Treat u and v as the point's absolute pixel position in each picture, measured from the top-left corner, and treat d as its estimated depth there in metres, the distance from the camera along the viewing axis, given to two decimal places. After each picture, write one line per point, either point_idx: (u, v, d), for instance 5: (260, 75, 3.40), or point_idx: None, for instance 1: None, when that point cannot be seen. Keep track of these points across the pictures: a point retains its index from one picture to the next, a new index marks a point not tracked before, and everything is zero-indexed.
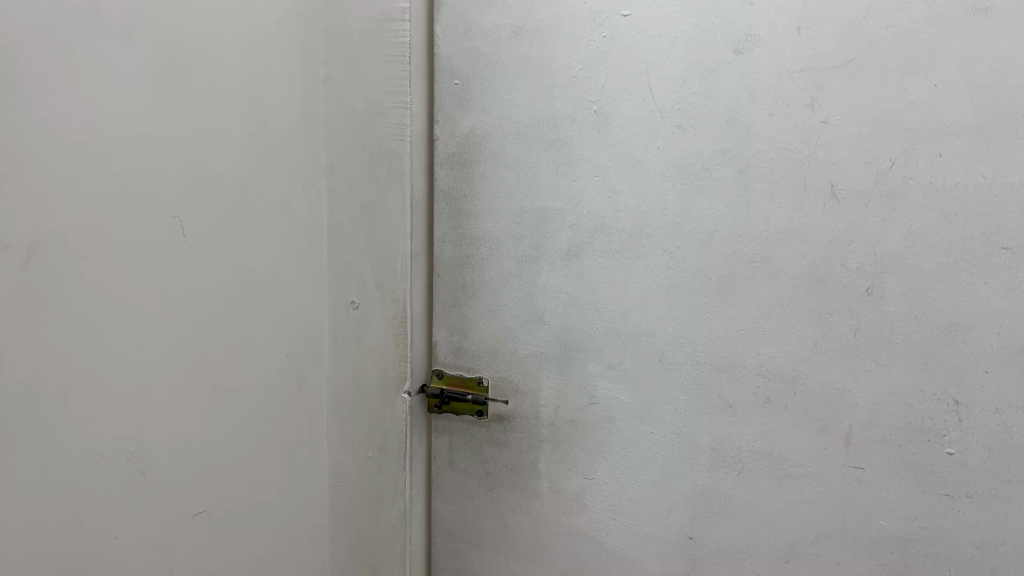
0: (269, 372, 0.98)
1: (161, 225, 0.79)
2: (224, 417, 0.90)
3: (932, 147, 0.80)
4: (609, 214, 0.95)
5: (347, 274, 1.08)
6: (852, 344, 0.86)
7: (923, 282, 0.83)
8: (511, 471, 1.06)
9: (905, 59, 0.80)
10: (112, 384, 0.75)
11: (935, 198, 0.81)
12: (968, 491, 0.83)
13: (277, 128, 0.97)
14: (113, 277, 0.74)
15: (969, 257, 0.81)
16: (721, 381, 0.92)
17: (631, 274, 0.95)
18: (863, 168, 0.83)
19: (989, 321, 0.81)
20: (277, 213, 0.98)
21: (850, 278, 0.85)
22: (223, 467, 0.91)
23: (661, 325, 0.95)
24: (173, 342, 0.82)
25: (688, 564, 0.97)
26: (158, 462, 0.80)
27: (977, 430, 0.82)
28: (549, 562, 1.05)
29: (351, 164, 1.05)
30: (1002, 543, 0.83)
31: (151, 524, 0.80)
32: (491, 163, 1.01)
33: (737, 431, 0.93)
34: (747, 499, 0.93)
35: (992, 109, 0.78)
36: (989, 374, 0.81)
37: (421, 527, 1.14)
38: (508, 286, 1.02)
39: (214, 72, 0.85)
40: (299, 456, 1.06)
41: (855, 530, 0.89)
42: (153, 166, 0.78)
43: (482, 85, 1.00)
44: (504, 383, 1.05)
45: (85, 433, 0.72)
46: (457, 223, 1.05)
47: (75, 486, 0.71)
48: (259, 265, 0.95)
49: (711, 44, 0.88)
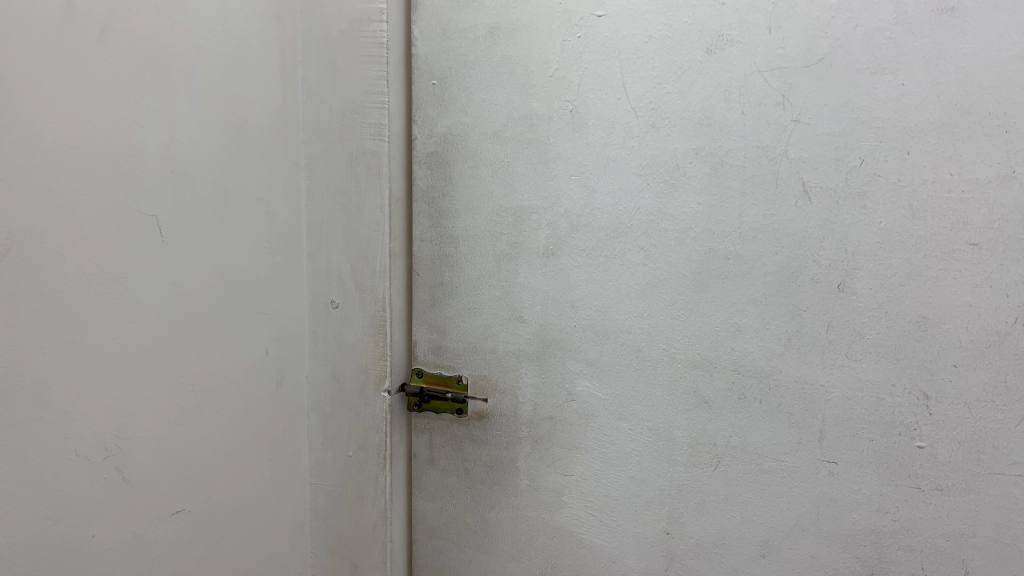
0: (249, 370, 0.98)
1: (138, 224, 0.79)
2: (202, 415, 0.91)
3: (901, 145, 0.82)
4: (586, 213, 0.96)
5: (327, 273, 1.08)
6: (824, 339, 0.88)
7: (893, 278, 0.84)
8: (491, 469, 1.07)
9: (873, 59, 0.81)
10: (89, 382, 0.75)
11: (903, 195, 0.82)
12: (939, 484, 0.85)
13: (255, 127, 0.97)
14: (88, 275, 0.74)
15: (937, 253, 0.82)
16: (697, 377, 0.94)
17: (608, 272, 0.96)
18: (833, 165, 0.84)
19: (957, 316, 0.82)
20: (255, 212, 0.98)
21: (822, 275, 0.87)
22: (202, 466, 0.91)
23: (638, 322, 0.96)
24: (150, 342, 0.82)
25: (666, 559, 0.98)
26: (136, 460, 0.81)
27: (947, 423, 0.84)
28: (529, 559, 1.06)
29: (329, 164, 1.06)
30: (972, 535, 0.84)
31: (129, 523, 0.80)
32: (469, 162, 1.02)
33: (713, 426, 0.94)
34: (723, 494, 0.94)
35: (959, 106, 0.79)
36: (958, 368, 0.83)
37: (401, 529, 1.13)
38: (487, 285, 1.03)
39: (192, 71, 0.85)
40: (278, 454, 1.06)
41: (829, 524, 0.90)
42: (129, 165, 0.78)
43: (459, 85, 1.01)
44: (483, 381, 1.05)
45: (61, 432, 0.72)
46: (436, 222, 1.05)
47: (52, 484, 0.71)
48: (237, 265, 0.95)
49: (684, 44, 0.89)
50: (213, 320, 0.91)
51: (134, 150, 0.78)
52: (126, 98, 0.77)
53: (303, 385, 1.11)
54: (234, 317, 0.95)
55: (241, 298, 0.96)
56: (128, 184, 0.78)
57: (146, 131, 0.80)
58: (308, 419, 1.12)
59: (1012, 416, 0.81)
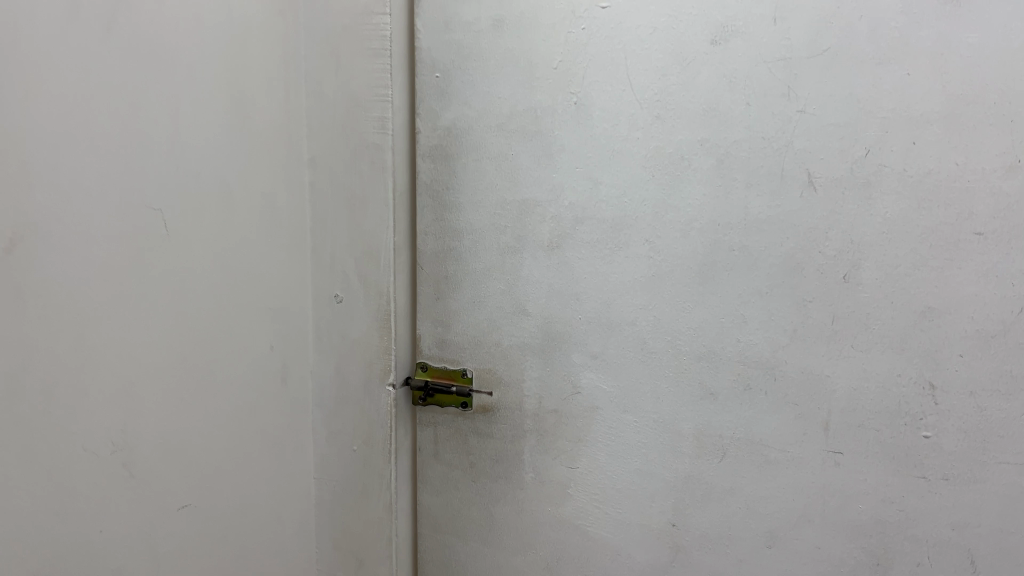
0: (254, 364, 0.98)
1: (143, 219, 0.79)
2: (208, 411, 0.90)
3: (906, 135, 0.82)
4: (591, 205, 0.96)
5: (331, 267, 1.08)
6: (830, 330, 0.88)
7: (899, 269, 0.84)
8: (496, 462, 1.07)
9: (878, 49, 0.81)
10: (95, 378, 0.75)
11: (909, 185, 0.82)
12: (944, 474, 0.85)
13: (259, 121, 0.97)
14: (94, 269, 0.74)
15: (942, 243, 0.82)
16: (702, 369, 0.94)
17: (613, 264, 0.96)
18: (838, 156, 0.85)
19: (963, 306, 0.82)
20: (259, 207, 0.98)
21: (827, 266, 0.87)
22: (208, 461, 0.91)
23: (642, 315, 0.96)
24: (156, 337, 0.82)
25: (672, 551, 0.98)
26: (142, 455, 0.81)
27: (953, 413, 0.84)
28: (535, 552, 1.06)
29: (332, 158, 1.05)
30: (978, 524, 0.84)
31: (136, 518, 0.80)
32: (473, 156, 1.02)
33: (718, 418, 0.94)
34: (729, 485, 0.94)
35: (964, 96, 0.79)
36: (964, 358, 0.83)
37: (405, 525, 1.13)
38: (491, 278, 1.03)
39: (196, 65, 0.85)
40: (283, 449, 1.06)
41: (835, 514, 0.90)
42: (133, 160, 0.77)
43: (463, 78, 1.01)
44: (488, 375, 1.05)
45: (68, 428, 0.72)
46: (439, 215, 1.05)
47: (60, 478, 0.71)
48: (241, 259, 0.95)
49: (689, 36, 0.89)
50: (217, 314, 0.91)
51: (139, 145, 0.78)
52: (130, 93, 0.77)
53: (307, 380, 1.10)
54: (239, 313, 0.95)
55: (246, 293, 0.96)
56: (132, 179, 0.78)
57: (149, 126, 0.79)
58: (312, 414, 1.12)
59: (1018, 406, 0.81)
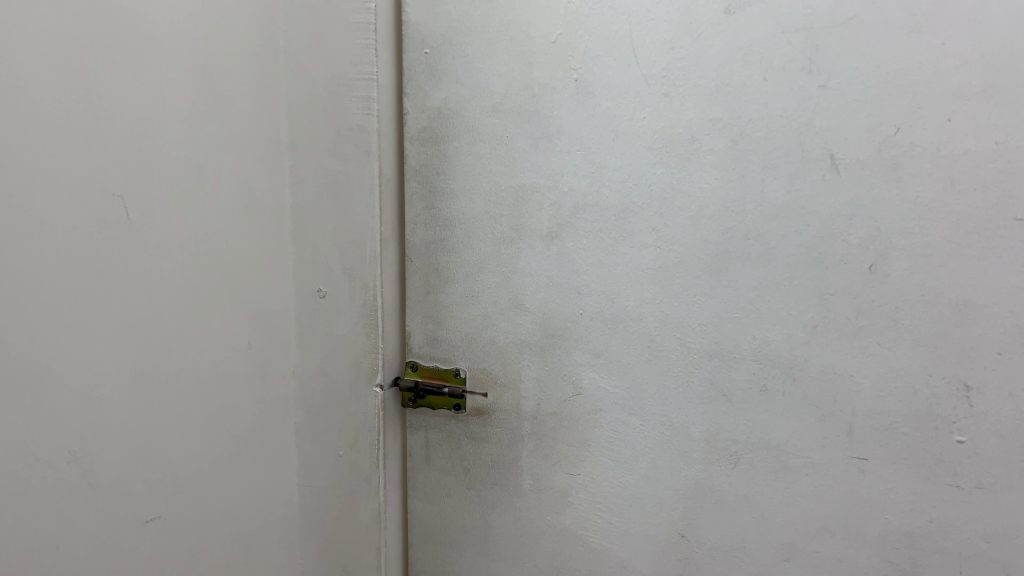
0: (230, 370, 0.91)
1: (103, 207, 0.72)
2: (179, 415, 0.83)
3: (939, 112, 0.74)
4: (594, 191, 0.89)
5: (313, 259, 1.00)
6: (854, 326, 0.81)
7: (931, 258, 0.77)
8: (492, 468, 1.00)
9: (909, 16, 0.74)
10: (49, 381, 0.67)
11: (943, 166, 0.75)
12: (979, 482, 0.78)
13: (236, 101, 0.89)
14: (45, 259, 0.66)
15: (979, 230, 0.75)
16: (715, 368, 0.87)
17: (617, 255, 0.89)
18: (864, 135, 0.77)
19: (1001, 298, 0.75)
20: (235, 194, 0.90)
21: (852, 256, 0.79)
22: (180, 470, 0.83)
23: (649, 309, 0.88)
24: (119, 337, 0.74)
25: (681, 563, 0.91)
26: (105, 465, 0.73)
27: (990, 416, 0.77)
28: (534, 564, 0.99)
29: (315, 141, 0.97)
30: (1016, 537, 0.77)
31: (99, 534, 0.73)
32: (466, 139, 0.94)
33: (732, 421, 0.87)
34: (743, 493, 0.87)
35: (1005, 68, 0.72)
36: (1002, 356, 0.76)
37: (396, 537, 1.06)
38: (485, 271, 0.96)
39: (161, 38, 0.77)
40: (263, 455, 0.98)
41: (859, 525, 0.83)
42: (90, 141, 0.70)
43: (454, 54, 0.93)
44: (483, 375, 0.98)
45: (18, 435, 0.64)
46: (430, 203, 0.97)
47: (10, 492, 0.64)
48: (217, 258, 0.88)
49: (699, 6, 0.81)
50: (189, 319, 0.84)
51: (95, 127, 0.70)
52: (80, 69, 0.68)
53: (289, 381, 1.02)
54: (213, 315, 0.88)
55: (221, 295, 0.89)
56: (89, 162, 0.70)
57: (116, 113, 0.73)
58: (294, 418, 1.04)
59: None
